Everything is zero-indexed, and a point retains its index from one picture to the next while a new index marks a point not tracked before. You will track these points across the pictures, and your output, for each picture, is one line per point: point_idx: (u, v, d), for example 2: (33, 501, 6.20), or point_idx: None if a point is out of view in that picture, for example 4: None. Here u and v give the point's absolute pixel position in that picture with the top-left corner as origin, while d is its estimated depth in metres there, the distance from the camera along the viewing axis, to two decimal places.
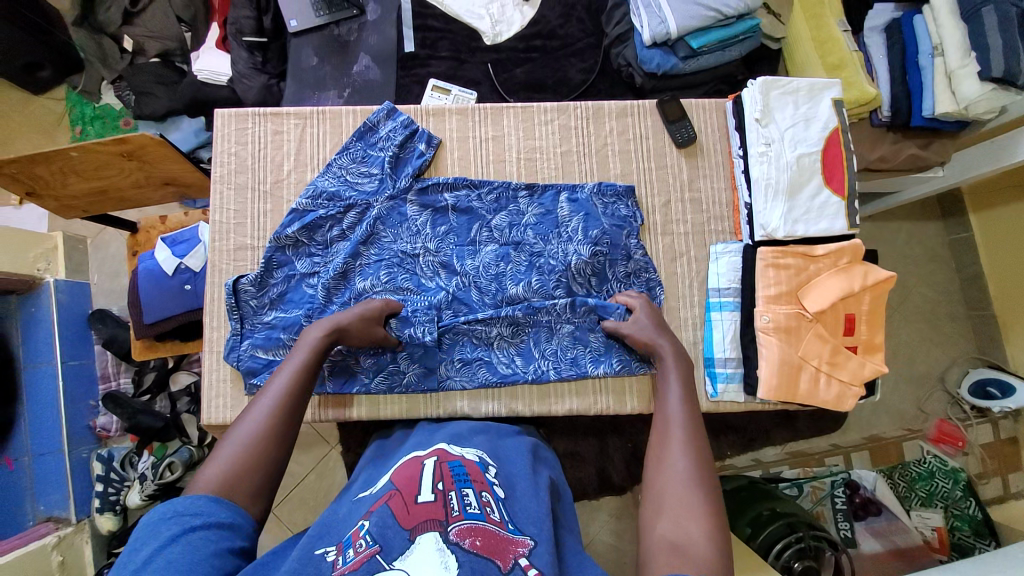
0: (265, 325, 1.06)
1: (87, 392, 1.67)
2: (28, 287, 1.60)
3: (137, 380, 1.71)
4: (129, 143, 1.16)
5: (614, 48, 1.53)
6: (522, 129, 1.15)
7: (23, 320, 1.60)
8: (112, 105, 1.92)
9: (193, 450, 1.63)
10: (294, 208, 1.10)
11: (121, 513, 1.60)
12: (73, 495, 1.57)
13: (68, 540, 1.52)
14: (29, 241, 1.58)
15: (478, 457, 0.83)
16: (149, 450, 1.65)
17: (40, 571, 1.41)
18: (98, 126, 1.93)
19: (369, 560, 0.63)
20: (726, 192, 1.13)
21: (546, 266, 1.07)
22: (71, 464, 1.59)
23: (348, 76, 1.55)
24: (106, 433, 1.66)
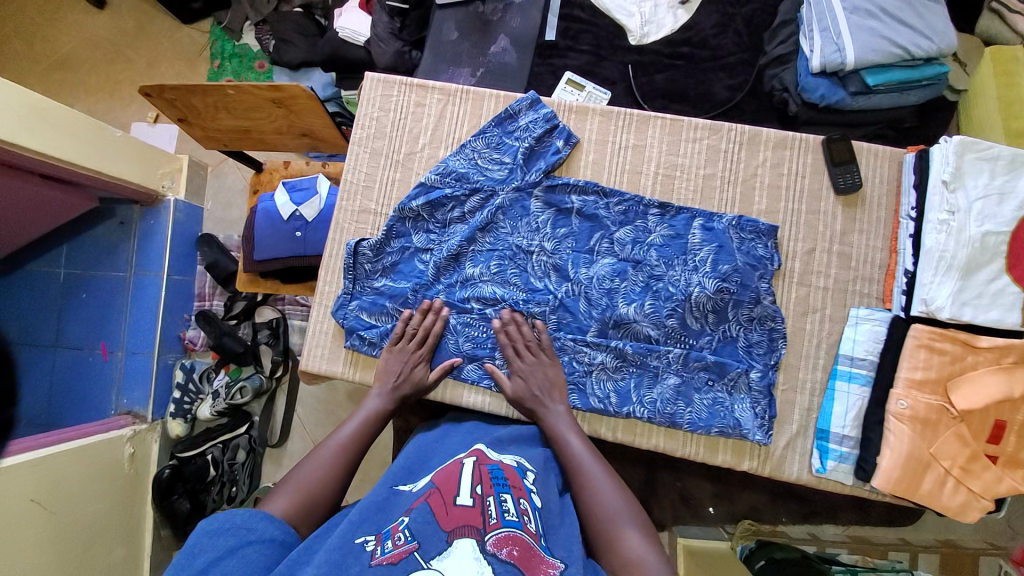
0: (374, 290, 1.08)
1: (183, 306, 1.80)
2: (151, 200, 1.71)
3: (228, 305, 1.80)
4: (282, 91, 1.20)
5: (771, 69, 1.42)
6: (666, 142, 1.09)
7: (141, 231, 1.72)
8: (250, 46, 2.02)
9: (263, 380, 1.71)
10: (422, 182, 1.09)
11: (190, 422, 1.72)
12: (153, 395, 1.70)
13: (141, 436, 1.63)
14: (156, 159, 1.67)
15: (516, 463, 0.83)
16: (225, 369, 1.77)
17: (115, 458, 1.52)
18: (235, 62, 2.02)
19: (407, 556, 0.62)
20: (882, 253, 1.02)
21: (663, 292, 1.01)
22: (157, 366, 1.71)
23: (484, 56, 1.53)
24: (192, 346, 1.79)
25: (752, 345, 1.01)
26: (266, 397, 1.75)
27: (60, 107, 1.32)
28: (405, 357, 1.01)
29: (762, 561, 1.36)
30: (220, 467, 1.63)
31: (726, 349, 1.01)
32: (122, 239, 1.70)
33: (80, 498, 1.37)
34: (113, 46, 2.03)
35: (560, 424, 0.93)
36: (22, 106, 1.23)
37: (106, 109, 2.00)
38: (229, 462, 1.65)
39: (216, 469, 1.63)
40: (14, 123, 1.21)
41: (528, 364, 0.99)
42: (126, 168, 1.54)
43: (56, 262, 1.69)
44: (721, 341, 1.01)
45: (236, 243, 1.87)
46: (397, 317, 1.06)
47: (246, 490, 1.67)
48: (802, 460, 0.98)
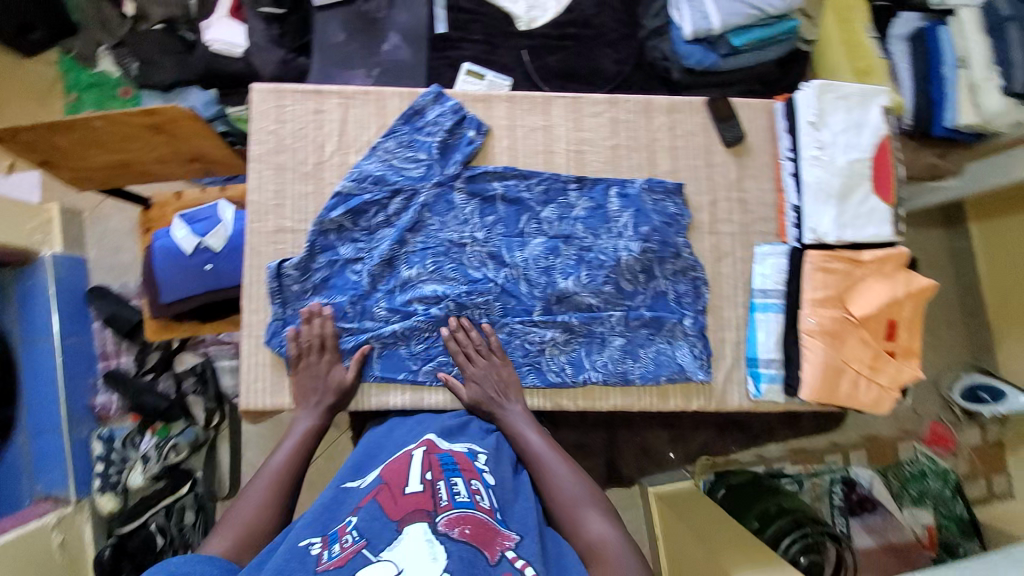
0: (307, 310, 1.03)
1: (85, 370, 1.60)
2: (23, 259, 1.54)
3: (141, 358, 1.63)
4: (158, 115, 1.10)
5: (651, 41, 1.52)
6: (571, 120, 1.14)
7: (18, 293, 1.55)
8: (109, 73, 1.83)
9: (199, 431, 1.58)
10: (338, 191, 1.06)
11: (122, 493, 1.53)
12: (73, 475, 1.51)
13: (68, 519, 1.45)
14: (20, 213, 1.52)
15: (467, 448, 0.90)
16: (152, 429, 1.57)
17: (41, 549, 1.34)
18: (95, 94, 1.84)
19: (355, 556, 0.68)
20: (771, 193, 1.14)
21: (595, 261, 1.07)
22: (71, 444, 1.52)
23: (377, 55, 1.50)
24: (106, 412, 1.61)
25: (681, 296, 1.09)
26: (206, 448, 1.61)
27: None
28: (320, 376, 1.00)
29: (723, 489, 1.61)
30: (168, 534, 1.48)
31: (659, 304, 1.09)
32: None
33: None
34: None
35: (518, 422, 0.97)
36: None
37: None
38: (177, 526, 1.50)
39: (164, 537, 1.48)
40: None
41: (479, 368, 1.01)
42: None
43: None
44: (654, 297, 1.08)
45: (134, 291, 1.69)
46: (339, 334, 1.03)
47: None
48: (740, 388, 1.09)
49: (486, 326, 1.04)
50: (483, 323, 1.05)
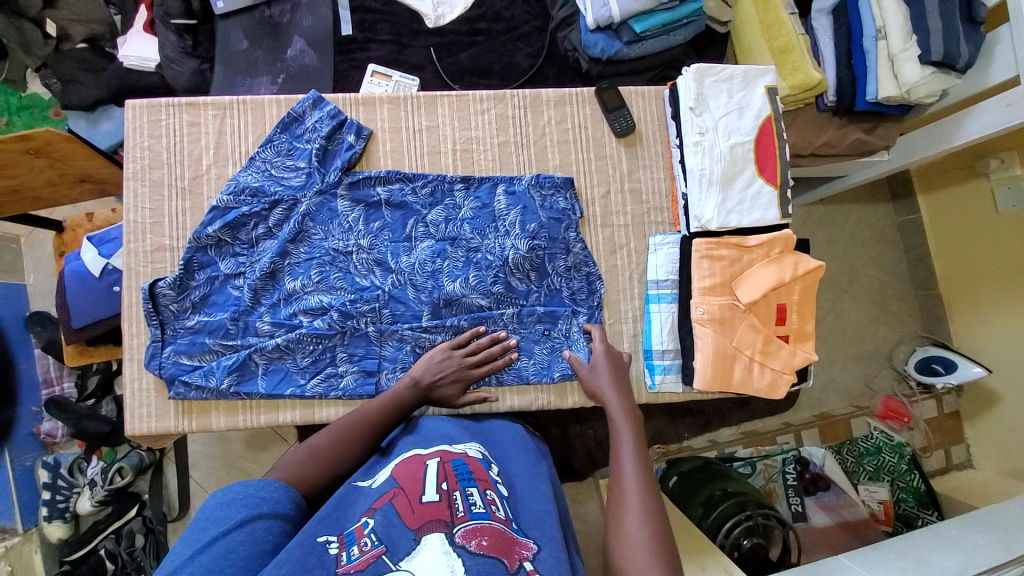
0: (188, 330, 1.02)
1: (29, 397, 1.58)
2: None
3: (81, 384, 1.62)
4: (33, 139, 1.09)
5: (561, 32, 1.47)
6: (457, 119, 1.11)
7: None
8: (40, 95, 1.86)
9: (144, 454, 1.58)
10: (215, 205, 1.04)
11: (72, 520, 1.56)
12: (18, 505, 1.50)
13: (16, 550, 1.44)
14: None
15: (481, 455, 0.82)
16: (97, 455, 1.60)
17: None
18: (26, 116, 1.85)
19: (374, 560, 0.60)
20: (665, 182, 1.12)
21: (483, 262, 1.05)
22: (15, 473, 1.52)
23: (282, 61, 1.47)
24: (51, 439, 1.59)
25: (575, 292, 1.07)
26: (152, 469, 1.62)
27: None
28: (448, 365, 0.97)
29: (674, 477, 1.50)
30: (119, 559, 1.48)
31: (554, 301, 1.07)
32: None
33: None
34: None
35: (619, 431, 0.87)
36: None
37: None
38: (128, 550, 1.49)
39: (115, 562, 1.48)
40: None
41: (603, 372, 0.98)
42: None
43: None
44: (547, 294, 1.07)
45: None
46: (222, 351, 1.02)
47: None
48: (637, 380, 1.07)
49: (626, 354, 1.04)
50: (371, 332, 1.04)
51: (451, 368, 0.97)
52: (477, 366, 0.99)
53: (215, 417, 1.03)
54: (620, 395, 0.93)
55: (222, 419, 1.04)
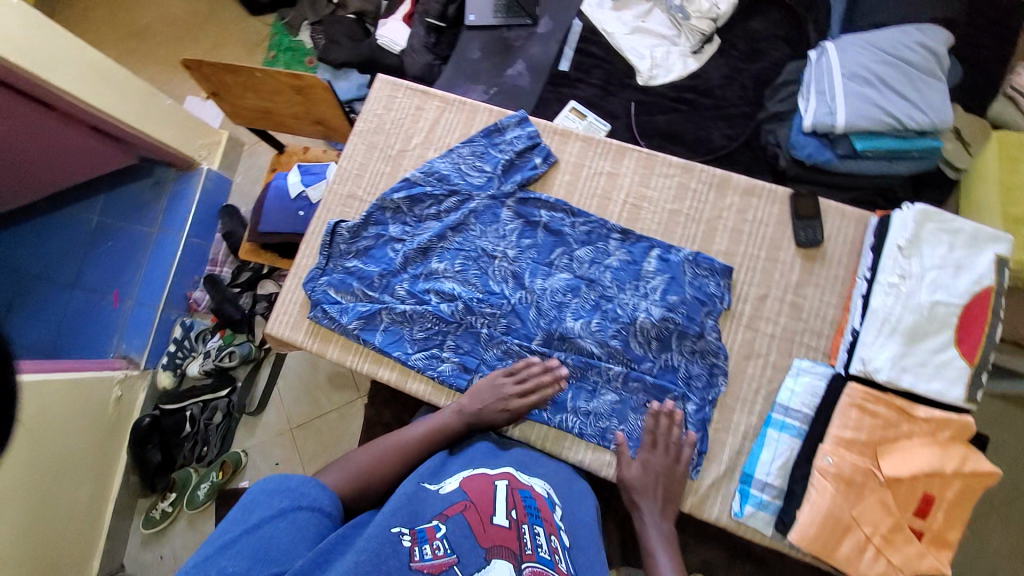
0: (344, 269, 1.16)
1: (195, 267, 1.94)
2: (186, 165, 1.91)
3: (236, 274, 1.92)
4: (302, 80, 1.32)
5: (768, 125, 1.46)
6: (639, 174, 1.13)
7: (172, 191, 1.91)
8: (304, 42, 2.28)
9: (253, 349, 1.82)
10: (407, 178, 1.19)
11: (178, 376, 1.81)
12: (150, 345, 1.81)
13: (130, 381, 1.75)
14: (197, 130, 1.90)
15: (546, 493, 0.84)
16: (220, 333, 1.86)
17: (103, 399, 1.64)
18: (288, 55, 2.28)
19: (448, 569, 0.63)
20: (834, 310, 1.03)
21: (611, 313, 1.04)
22: (159, 320, 1.83)
23: (500, 77, 1.64)
24: (195, 306, 1.92)
25: (692, 378, 1.01)
26: (252, 365, 1.86)
27: (118, 69, 1.57)
28: (500, 396, 0.98)
29: None
30: (196, 425, 1.75)
31: (666, 378, 1.02)
32: (154, 198, 1.89)
33: (66, 430, 1.50)
34: (186, 29, 2.36)
35: (657, 542, 0.88)
36: (86, 65, 1.48)
37: (171, 83, 2.30)
38: (205, 421, 1.76)
39: (192, 426, 1.74)
40: (76, 78, 1.46)
41: (639, 474, 0.94)
42: (166, 133, 1.76)
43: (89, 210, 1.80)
44: (661, 369, 1.02)
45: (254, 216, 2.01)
46: (361, 297, 1.14)
47: (215, 452, 1.77)
48: (722, 501, 0.97)
49: (691, 437, 0.96)
50: (483, 333, 1.08)
51: (495, 404, 0.98)
52: (524, 397, 0.99)
53: (332, 347, 1.15)
54: (655, 505, 0.92)
55: (337, 351, 1.15)
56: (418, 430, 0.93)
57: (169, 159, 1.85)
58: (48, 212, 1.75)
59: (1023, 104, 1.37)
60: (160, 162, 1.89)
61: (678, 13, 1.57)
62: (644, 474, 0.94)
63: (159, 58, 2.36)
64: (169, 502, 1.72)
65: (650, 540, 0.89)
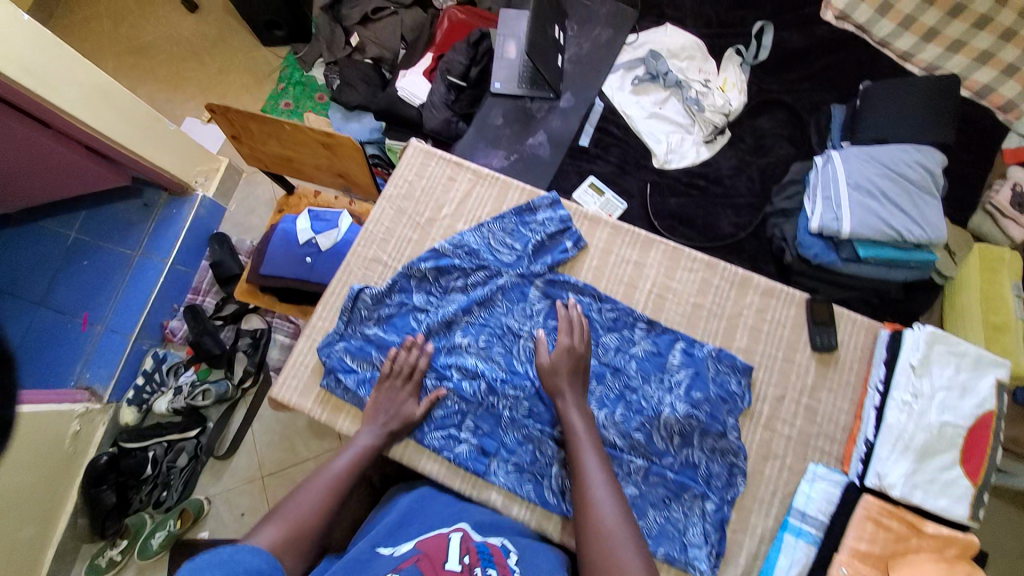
0: (363, 336, 1.14)
1: (176, 296, 1.80)
2: (180, 190, 1.81)
3: (219, 305, 1.80)
4: (333, 138, 1.31)
5: (775, 218, 1.53)
6: (665, 266, 1.17)
7: (161, 216, 1.80)
8: (316, 79, 2.24)
9: (230, 387, 1.69)
10: (435, 248, 1.19)
11: (144, 412, 1.67)
12: (117, 377, 1.66)
13: (90, 416, 1.60)
14: (196, 155, 1.82)
15: (501, 545, 0.87)
16: (195, 367, 1.74)
17: (57, 434, 1.49)
18: (297, 90, 2.23)
19: None
20: (847, 416, 1.07)
21: (635, 404, 1.04)
22: (130, 350, 1.69)
23: (521, 145, 1.68)
24: (171, 336, 1.76)
25: (711, 476, 1.01)
26: (227, 404, 1.72)
27: (124, 94, 1.51)
28: (396, 401, 1.05)
29: None
30: (158, 467, 1.58)
31: (686, 474, 1.01)
32: (140, 219, 1.79)
33: (5, 467, 1.35)
34: (193, 52, 2.29)
35: (572, 413, 0.96)
36: (90, 86, 1.43)
37: (170, 104, 2.21)
38: (168, 464, 1.59)
39: (153, 469, 1.58)
40: (77, 99, 1.40)
41: (556, 359, 1.02)
42: (166, 157, 1.68)
43: (67, 225, 1.72)
44: (682, 464, 1.02)
45: (247, 249, 1.91)
46: (379, 367, 1.11)
47: (175, 498, 1.60)
48: None
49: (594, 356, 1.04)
50: (504, 415, 1.07)
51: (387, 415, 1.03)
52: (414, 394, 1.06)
53: (343, 419, 1.11)
54: (573, 386, 1.00)
55: (348, 423, 1.11)
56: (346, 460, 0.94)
57: (164, 183, 1.76)
58: (24, 223, 1.67)
59: (1000, 222, 1.50)
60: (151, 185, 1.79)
61: (695, 105, 1.66)
62: (564, 357, 1.02)
63: (159, 78, 2.28)
64: (118, 551, 1.55)
65: (569, 415, 0.97)
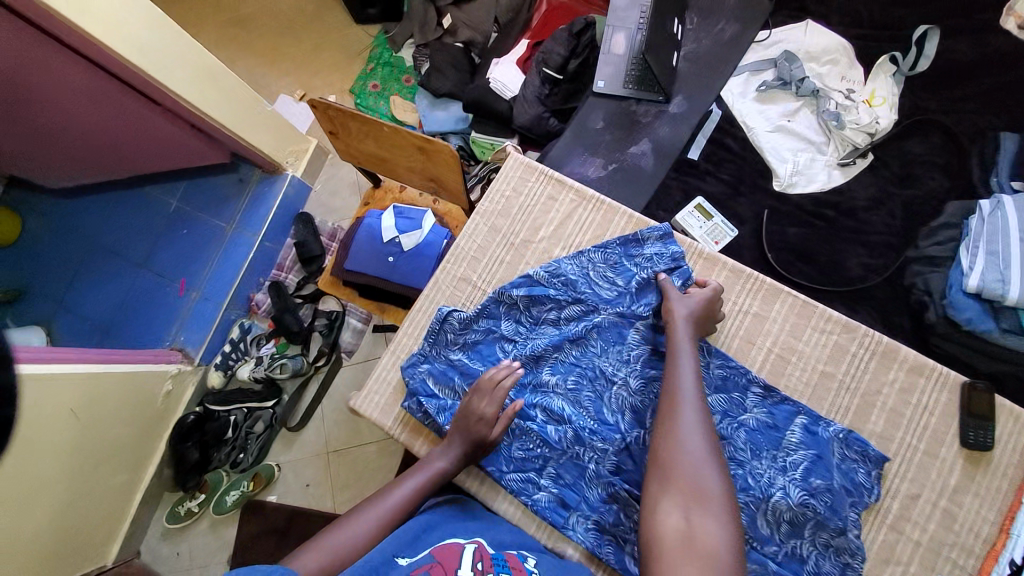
0: (447, 360, 1.09)
1: (262, 270, 1.80)
2: (272, 169, 1.80)
3: (300, 283, 1.80)
4: (430, 143, 1.28)
5: (917, 265, 1.31)
6: (791, 323, 1.03)
7: (254, 192, 1.80)
8: (404, 60, 2.14)
9: (304, 363, 1.68)
10: (529, 274, 1.11)
11: (228, 376, 1.72)
12: (207, 343, 1.70)
13: (183, 376, 1.65)
14: (288, 134, 1.79)
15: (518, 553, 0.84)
16: (274, 341, 1.74)
17: (150, 391, 1.55)
18: (386, 71, 2.14)
19: None
20: (991, 527, 0.90)
21: (738, 482, 0.90)
22: (221, 318, 1.72)
23: (623, 154, 1.54)
24: (256, 308, 1.79)
25: (822, 575, 0.89)
26: (302, 379, 1.71)
27: (227, 75, 1.49)
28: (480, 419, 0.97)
29: None
30: (238, 431, 1.64)
31: (790, 568, 0.89)
32: (236, 193, 1.79)
33: (102, 422, 1.40)
34: (291, 25, 2.25)
35: (681, 335, 0.93)
36: (196, 68, 1.41)
37: (264, 77, 2.21)
38: (246, 429, 1.64)
39: (234, 432, 1.64)
40: (185, 80, 1.39)
41: (675, 292, 0.99)
42: (259, 138, 1.66)
43: (171, 194, 1.77)
44: (786, 556, 0.89)
45: (330, 231, 1.88)
46: (460, 396, 1.06)
47: (251, 461, 1.64)
48: None
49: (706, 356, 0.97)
50: (589, 468, 0.99)
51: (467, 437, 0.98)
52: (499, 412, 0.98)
53: (421, 443, 1.09)
54: (689, 319, 0.96)
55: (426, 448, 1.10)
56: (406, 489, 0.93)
57: (257, 162, 1.75)
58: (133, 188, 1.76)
59: None
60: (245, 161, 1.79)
61: (832, 120, 1.44)
62: (687, 296, 0.99)
63: (256, 49, 2.27)
64: (196, 503, 1.62)
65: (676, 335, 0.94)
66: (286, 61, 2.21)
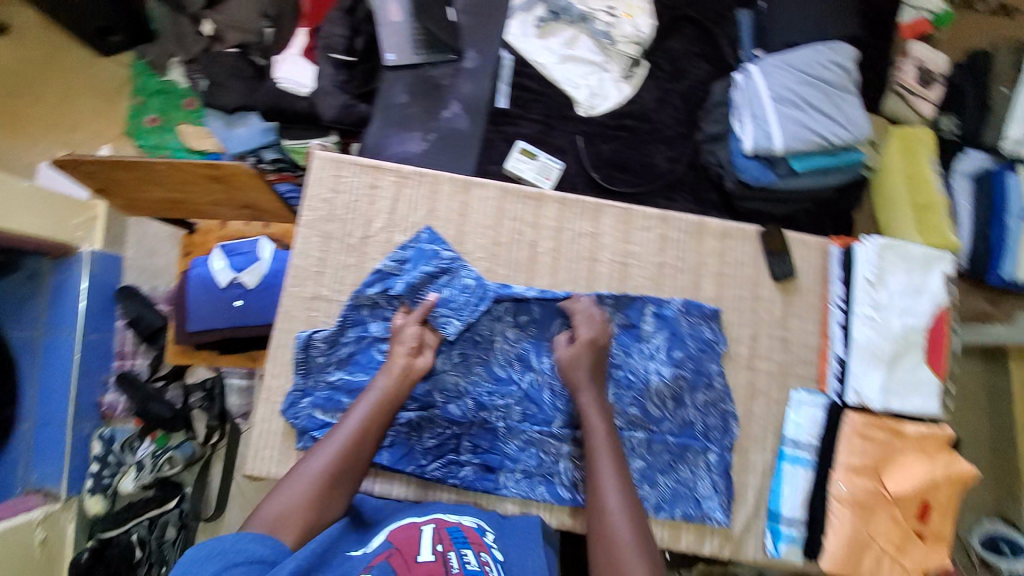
0: (328, 385, 1.04)
1: (100, 367, 1.54)
2: (63, 252, 1.50)
3: (154, 365, 1.58)
4: (219, 169, 1.17)
5: (707, 146, 1.49)
6: (620, 230, 1.13)
7: (53, 285, 1.50)
8: (177, 82, 1.85)
9: (197, 447, 1.52)
10: (379, 269, 1.08)
11: (111, 497, 1.46)
12: (68, 469, 1.44)
13: (54, 517, 1.39)
14: (69, 207, 1.49)
15: (476, 524, 0.87)
16: (152, 436, 1.50)
17: (21, 546, 1.29)
18: (161, 100, 1.85)
19: None
20: (816, 337, 1.11)
21: (624, 381, 1.03)
22: (72, 439, 1.46)
23: (436, 120, 1.52)
24: (111, 412, 1.54)
25: (708, 429, 1.03)
26: (199, 464, 1.55)
27: None
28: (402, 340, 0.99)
29: None
30: (148, 547, 1.41)
31: (685, 434, 1.03)
32: (30, 294, 1.49)
33: None
34: (12, 76, 1.84)
35: (590, 410, 0.93)
36: None
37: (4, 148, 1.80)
38: (158, 540, 1.42)
39: (143, 550, 1.40)
40: None
41: (570, 353, 0.98)
42: (27, 220, 1.35)
43: None
44: (680, 426, 1.03)
45: (163, 295, 1.64)
46: None
47: None
48: (756, 540, 1.03)
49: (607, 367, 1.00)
50: (499, 427, 1.03)
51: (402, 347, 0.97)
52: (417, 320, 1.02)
53: None
54: (594, 384, 0.96)
55: None
56: (366, 409, 0.89)
57: (39, 249, 1.44)
58: None
59: (912, 102, 1.51)
60: (27, 253, 1.48)
61: (603, 38, 1.56)
62: (583, 357, 0.97)
63: None
64: None
65: (588, 412, 0.93)
66: (26, 122, 1.82)
